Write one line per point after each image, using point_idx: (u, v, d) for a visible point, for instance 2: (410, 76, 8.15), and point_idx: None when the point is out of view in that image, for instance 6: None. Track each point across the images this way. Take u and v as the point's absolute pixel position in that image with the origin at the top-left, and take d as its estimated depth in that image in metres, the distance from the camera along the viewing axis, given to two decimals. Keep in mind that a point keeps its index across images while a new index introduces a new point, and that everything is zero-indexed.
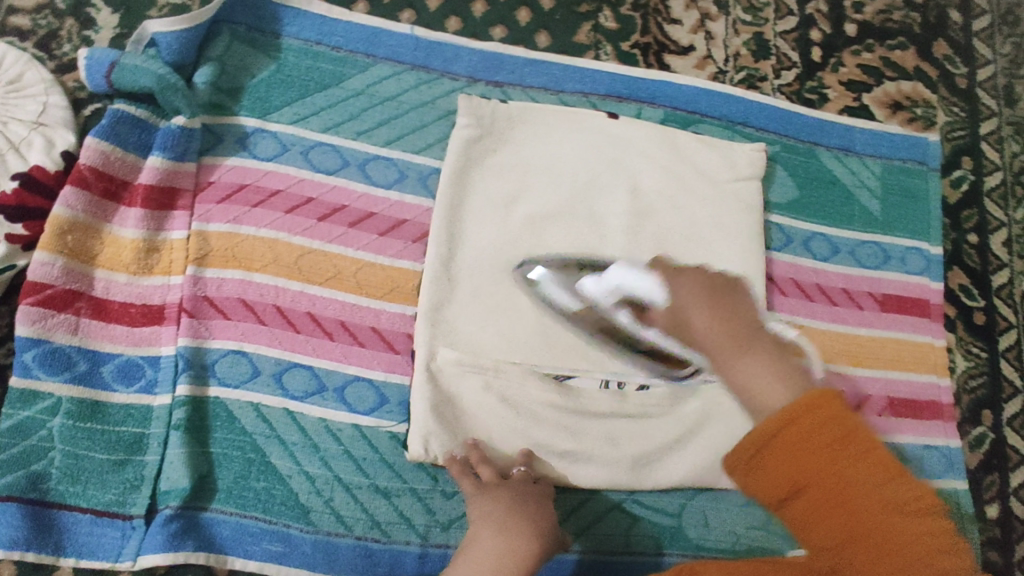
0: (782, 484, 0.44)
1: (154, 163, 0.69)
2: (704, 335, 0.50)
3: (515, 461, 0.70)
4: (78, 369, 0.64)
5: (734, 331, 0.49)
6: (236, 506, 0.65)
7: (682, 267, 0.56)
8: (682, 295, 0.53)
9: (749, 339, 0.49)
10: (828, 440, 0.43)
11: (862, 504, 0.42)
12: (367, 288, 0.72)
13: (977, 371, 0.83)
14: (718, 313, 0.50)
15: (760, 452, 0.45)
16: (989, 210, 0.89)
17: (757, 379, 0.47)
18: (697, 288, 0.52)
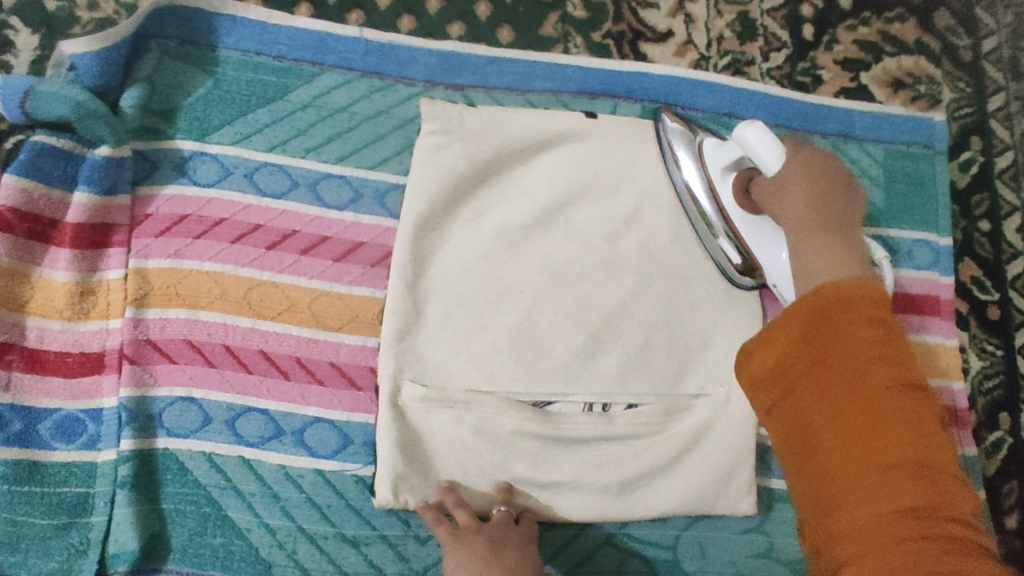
0: (793, 351, 0.50)
1: (81, 199, 0.64)
2: (797, 209, 0.59)
3: (493, 500, 0.65)
4: (13, 429, 0.60)
5: (823, 215, 0.58)
6: (192, 566, 0.61)
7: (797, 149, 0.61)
8: (787, 174, 0.60)
9: (829, 224, 0.58)
10: (856, 321, 0.48)
11: (872, 374, 0.47)
12: (324, 319, 0.66)
13: (993, 370, 0.77)
14: (814, 195, 0.59)
15: (785, 325, 0.51)
16: (1001, 193, 0.82)
17: (814, 257, 0.57)
18: (801, 172, 0.60)
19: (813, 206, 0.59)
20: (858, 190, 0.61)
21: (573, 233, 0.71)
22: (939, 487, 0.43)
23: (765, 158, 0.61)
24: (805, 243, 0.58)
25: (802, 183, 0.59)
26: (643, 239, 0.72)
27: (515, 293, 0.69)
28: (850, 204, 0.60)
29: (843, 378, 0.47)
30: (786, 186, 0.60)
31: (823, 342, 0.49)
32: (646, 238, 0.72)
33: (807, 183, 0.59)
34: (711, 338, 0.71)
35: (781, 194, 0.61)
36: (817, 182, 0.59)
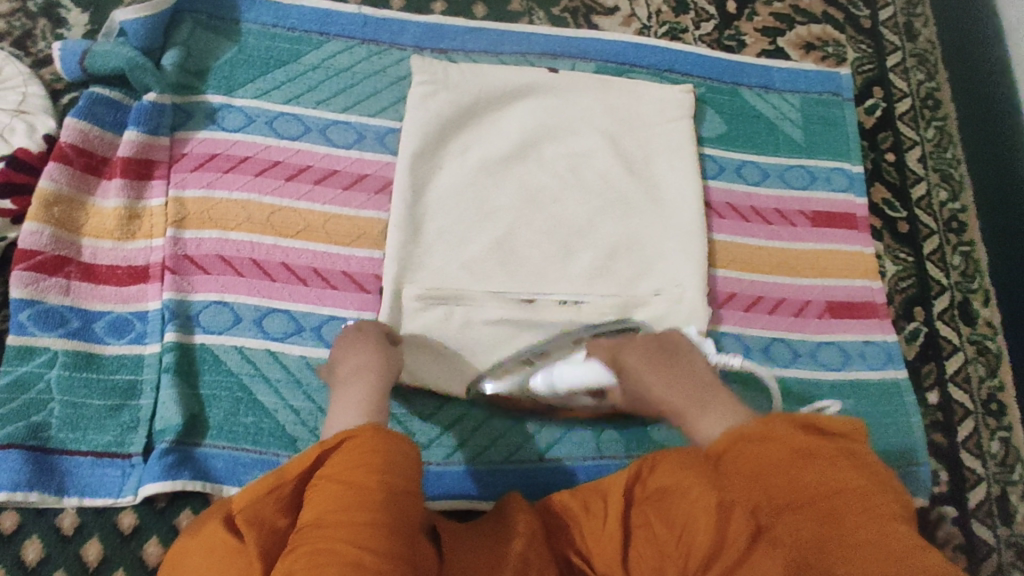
0: (744, 472, 0.53)
1: (132, 137, 0.76)
2: (659, 384, 0.66)
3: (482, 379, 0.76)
4: (72, 325, 0.70)
5: (697, 394, 0.62)
6: (228, 440, 0.70)
7: (620, 349, 0.72)
8: (634, 363, 0.69)
9: (701, 402, 0.62)
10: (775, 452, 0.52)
11: (803, 483, 0.50)
12: (336, 236, 0.78)
13: (906, 273, 0.90)
14: (660, 375, 0.66)
15: (729, 455, 0.54)
16: (902, 131, 0.97)
17: (712, 422, 0.59)
18: (642, 356, 0.69)
19: (682, 391, 0.63)
20: (693, 350, 0.70)
21: (544, 165, 0.84)
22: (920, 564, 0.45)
23: (580, 378, 0.74)
24: (721, 418, 0.59)
25: (646, 367, 0.68)
26: (602, 170, 0.85)
27: (497, 213, 0.81)
28: (692, 360, 0.67)
29: (796, 475, 0.51)
30: (642, 373, 0.68)
31: (791, 451, 0.52)
32: (604, 168, 0.85)
33: (652, 369, 0.67)
34: (664, 248, 0.84)
35: (650, 369, 0.67)
36: (656, 359, 0.68)
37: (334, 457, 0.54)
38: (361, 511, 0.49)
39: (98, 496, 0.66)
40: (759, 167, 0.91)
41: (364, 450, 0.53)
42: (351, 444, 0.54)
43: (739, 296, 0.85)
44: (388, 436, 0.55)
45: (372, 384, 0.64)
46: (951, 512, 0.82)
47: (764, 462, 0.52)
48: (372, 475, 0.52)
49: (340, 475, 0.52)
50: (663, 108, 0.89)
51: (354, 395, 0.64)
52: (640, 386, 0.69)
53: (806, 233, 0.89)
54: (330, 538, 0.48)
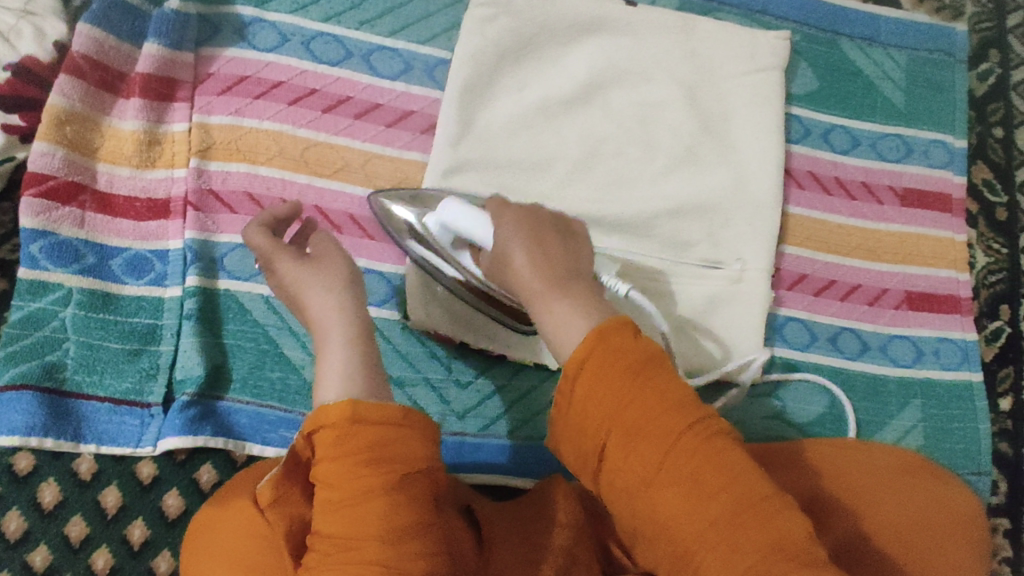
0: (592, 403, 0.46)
1: (151, 50, 0.67)
2: (527, 272, 0.52)
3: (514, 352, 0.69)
4: (87, 261, 0.64)
5: (556, 273, 0.51)
6: (252, 396, 0.65)
7: (504, 211, 0.56)
8: (505, 231, 0.54)
9: (564, 282, 0.51)
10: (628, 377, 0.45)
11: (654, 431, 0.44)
12: (375, 179, 0.71)
13: (997, 267, 0.82)
14: (535, 256, 0.52)
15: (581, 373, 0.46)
16: (1016, 103, 0.86)
17: (562, 317, 0.49)
18: (518, 227, 0.54)
19: (546, 271, 0.51)
20: (585, 239, 0.56)
21: (609, 114, 0.75)
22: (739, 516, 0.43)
23: (472, 223, 0.58)
24: (565, 317, 0.49)
25: (521, 235, 0.53)
26: (674, 123, 0.75)
27: (553, 162, 0.73)
28: (575, 244, 0.54)
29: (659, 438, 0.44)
30: (506, 245, 0.53)
31: (632, 388, 0.45)
32: (676, 121, 0.75)
33: (525, 244, 0.53)
34: (734, 218, 0.75)
35: (500, 247, 0.54)
36: (536, 231, 0.54)
37: (321, 442, 0.47)
38: (376, 523, 0.45)
39: (115, 444, 0.63)
40: (849, 133, 0.81)
41: (352, 439, 0.46)
42: (332, 431, 0.46)
43: (810, 278, 0.77)
44: (373, 416, 0.47)
45: (352, 333, 0.53)
46: (1006, 525, 0.77)
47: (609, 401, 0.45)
48: (365, 468, 0.45)
49: (334, 476, 0.46)
50: (751, 57, 0.78)
51: (341, 344, 0.53)
52: (508, 273, 0.53)
53: (893, 212, 0.80)
54: (355, 555, 0.44)
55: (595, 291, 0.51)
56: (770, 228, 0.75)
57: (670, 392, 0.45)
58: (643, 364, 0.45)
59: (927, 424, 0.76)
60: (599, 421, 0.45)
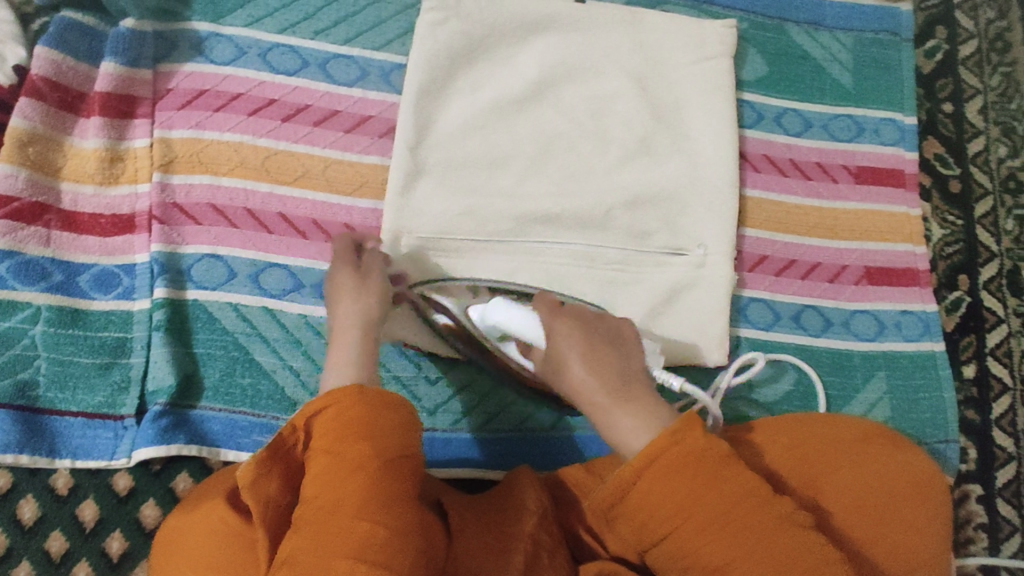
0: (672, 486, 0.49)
1: (109, 69, 0.68)
2: (586, 375, 0.56)
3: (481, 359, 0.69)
4: (54, 279, 0.65)
5: (619, 386, 0.55)
6: (224, 403, 0.66)
7: (560, 317, 0.59)
8: (563, 342, 0.58)
9: (628, 397, 0.55)
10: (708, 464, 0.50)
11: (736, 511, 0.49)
12: (336, 184, 0.72)
13: (953, 238, 0.84)
14: (596, 366, 0.56)
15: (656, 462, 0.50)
16: (964, 77, 0.88)
17: (625, 425, 0.54)
18: (580, 340, 0.57)
19: (609, 386, 0.55)
20: (639, 351, 0.59)
21: (564, 109, 0.77)
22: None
23: (525, 326, 0.61)
24: (629, 423, 0.54)
25: (577, 346, 0.57)
26: (628, 114, 0.77)
27: (511, 158, 0.74)
28: (632, 351, 0.58)
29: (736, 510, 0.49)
30: (567, 353, 0.57)
31: (711, 477, 0.49)
32: (630, 112, 0.77)
33: (583, 356, 0.56)
34: (691, 205, 0.77)
35: (555, 355, 0.58)
36: (595, 341, 0.57)
37: (321, 420, 0.51)
38: (365, 486, 0.48)
39: (90, 458, 0.63)
40: (802, 116, 0.83)
41: (353, 416, 0.51)
42: (335, 409, 0.51)
43: (770, 259, 0.79)
44: (374, 398, 0.52)
45: (365, 330, 0.60)
46: (976, 491, 0.78)
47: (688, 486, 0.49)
48: (361, 442, 0.50)
49: (327, 444, 0.50)
50: (700, 46, 0.80)
51: (347, 340, 0.59)
52: (565, 377, 0.57)
53: (849, 191, 0.82)
54: (338, 519, 0.46)
55: (657, 402, 0.56)
56: (728, 211, 0.77)
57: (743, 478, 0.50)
58: (714, 454, 0.50)
59: (893, 395, 0.78)
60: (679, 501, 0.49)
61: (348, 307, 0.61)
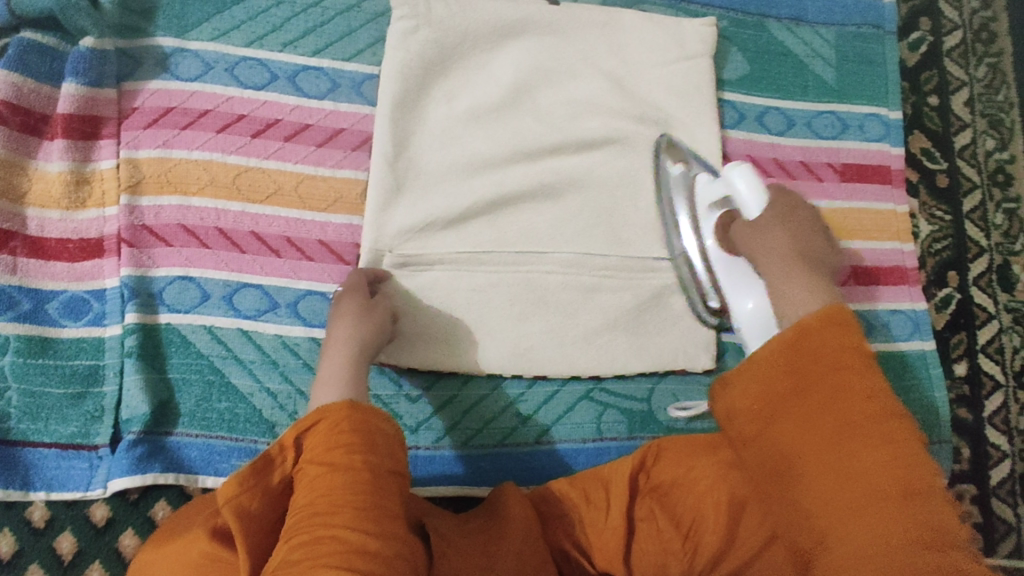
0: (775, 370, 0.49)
1: (70, 90, 0.67)
2: (778, 243, 0.59)
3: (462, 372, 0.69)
4: (22, 308, 0.63)
5: (810, 263, 0.57)
6: (201, 428, 0.65)
7: (793, 210, 0.62)
8: (772, 216, 0.61)
9: (812, 268, 0.56)
10: (827, 351, 0.47)
11: (835, 399, 0.46)
12: (309, 200, 0.70)
13: (942, 234, 0.82)
14: (794, 240, 0.59)
15: (779, 343, 0.50)
16: (949, 69, 0.86)
17: (790, 291, 0.55)
18: (789, 219, 0.61)
19: (801, 255, 0.57)
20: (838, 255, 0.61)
21: (542, 115, 0.75)
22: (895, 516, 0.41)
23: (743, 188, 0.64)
24: (788, 287, 0.55)
25: (786, 224, 0.60)
26: (608, 116, 0.76)
27: (490, 168, 0.73)
28: (832, 253, 0.60)
29: (829, 409, 0.46)
30: (771, 231, 0.60)
31: (812, 368, 0.47)
32: (610, 115, 0.76)
33: (786, 228, 0.60)
34: None
35: (767, 227, 0.61)
36: (798, 224, 0.60)
37: (310, 438, 0.51)
38: (355, 495, 0.47)
39: (65, 489, 0.62)
40: (784, 114, 0.81)
41: (343, 430, 0.50)
42: (327, 422, 0.51)
43: None
44: (364, 412, 0.52)
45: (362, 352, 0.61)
46: (970, 491, 0.77)
47: (795, 363, 0.48)
48: (352, 454, 0.49)
49: (318, 454, 0.49)
50: (677, 45, 0.78)
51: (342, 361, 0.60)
52: (761, 244, 0.60)
53: (834, 189, 0.80)
54: (327, 528, 0.45)
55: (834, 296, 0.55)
56: None
57: (858, 385, 0.46)
58: (854, 359, 0.47)
59: None
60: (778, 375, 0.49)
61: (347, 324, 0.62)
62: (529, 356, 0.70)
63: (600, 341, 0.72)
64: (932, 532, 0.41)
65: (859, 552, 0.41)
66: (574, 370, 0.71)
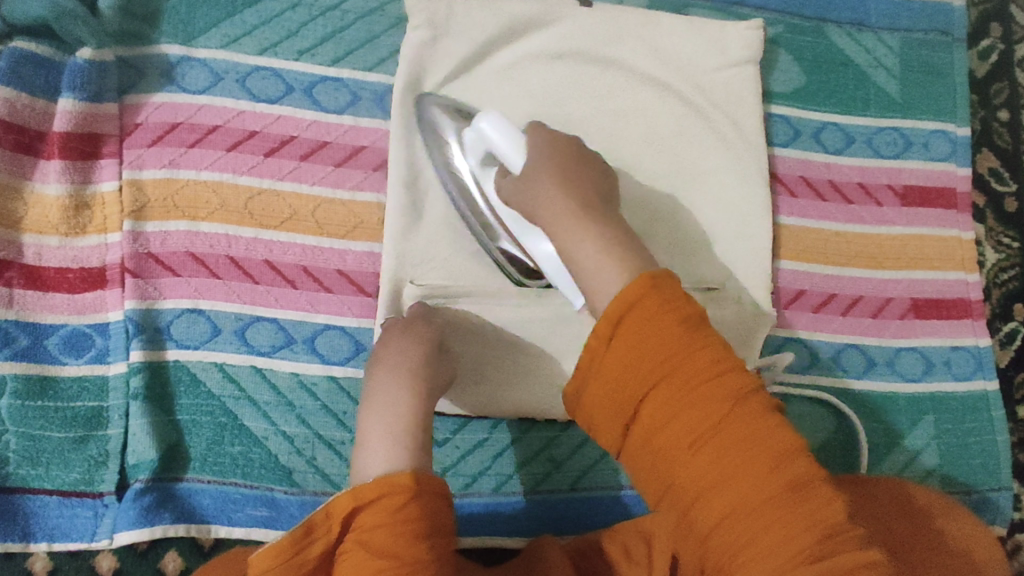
0: (619, 372, 0.43)
1: (67, 106, 0.61)
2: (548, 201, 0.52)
3: (493, 414, 0.65)
4: (20, 345, 0.59)
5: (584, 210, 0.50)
6: (213, 474, 0.60)
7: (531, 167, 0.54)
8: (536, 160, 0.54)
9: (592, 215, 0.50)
10: (657, 335, 0.42)
11: (689, 396, 0.41)
12: (328, 227, 0.65)
13: (1009, 264, 0.76)
14: (560, 184, 0.52)
15: (611, 336, 0.44)
16: (1021, 80, 0.79)
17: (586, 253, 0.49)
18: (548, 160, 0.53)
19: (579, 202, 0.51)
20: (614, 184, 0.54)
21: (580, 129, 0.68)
22: (779, 527, 0.38)
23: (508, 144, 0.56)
24: (583, 252, 0.49)
25: (549, 173, 0.53)
26: (651, 132, 0.69)
27: None
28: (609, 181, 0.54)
29: (686, 420, 0.41)
30: (542, 189, 0.52)
31: (652, 364, 0.42)
32: (653, 130, 0.69)
33: (551, 176, 0.52)
34: (726, 234, 0.69)
35: (530, 186, 0.53)
36: (566, 169, 0.53)
37: (367, 515, 0.44)
38: None
39: (68, 540, 0.58)
40: (842, 130, 0.74)
41: (408, 512, 0.44)
42: (389, 499, 0.44)
43: (810, 293, 0.71)
44: (430, 490, 0.45)
45: (424, 394, 0.53)
46: None
47: (632, 357, 0.43)
48: (419, 541, 0.43)
49: (378, 537, 0.43)
50: (727, 52, 0.72)
51: (395, 404, 0.52)
52: (536, 203, 0.53)
53: (895, 214, 0.74)
54: None
55: (625, 231, 0.50)
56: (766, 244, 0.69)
57: (705, 372, 0.41)
58: (689, 336, 0.42)
59: (941, 441, 0.71)
60: (620, 379, 0.43)
61: (404, 361, 0.54)
62: (561, 397, 0.65)
63: None
64: (822, 526, 0.38)
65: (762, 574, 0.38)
66: None
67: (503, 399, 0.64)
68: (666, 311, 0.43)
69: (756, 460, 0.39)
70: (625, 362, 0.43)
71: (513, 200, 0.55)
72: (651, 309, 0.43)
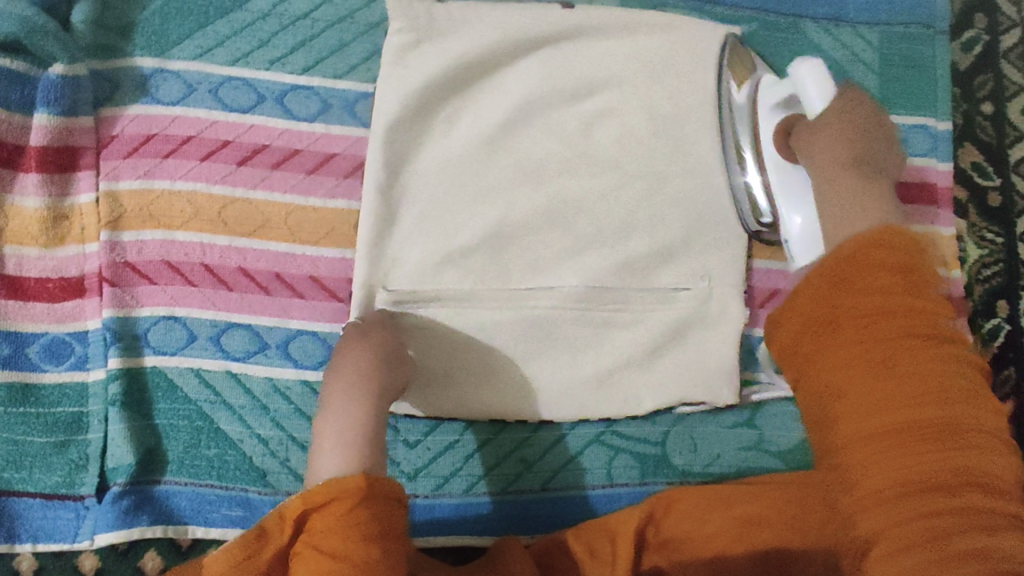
0: (823, 310, 0.49)
1: (44, 121, 0.63)
2: (840, 151, 0.58)
3: (462, 416, 0.65)
4: (2, 353, 0.61)
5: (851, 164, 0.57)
6: (189, 476, 0.62)
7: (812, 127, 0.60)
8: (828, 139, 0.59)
9: (863, 162, 0.58)
10: (880, 272, 0.48)
11: (887, 329, 0.46)
12: (300, 233, 0.66)
13: (992, 259, 0.75)
14: (843, 141, 0.58)
15: (840, 275, 0.49)
16: (1006, 72, 0.77)
17: (845, 206, 0.57)
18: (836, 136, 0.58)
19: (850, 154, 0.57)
20: (895, 158, 0.59)
21: (552, 131, 0.68)
22: (949, 448, 0.45)
23: None
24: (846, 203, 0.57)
25: (839, 133, 0.58)
26: (624, 132, 0.69)
27: (497, 194, 0.67)
28: (891, 151, 0.59)
29: (865, 348, 0.46)
30: (815, 149, 0.59)
31: (880, 293, 0.47)
32: (626, 131, 0.69)
33: (841, 136, 0.58)
34: (696, 233, 0.69)
35: (817, 134, 0.59)
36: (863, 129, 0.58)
37: (317, 519, 0.46)
38: None
39: (52, 541, 0.60)
40: None
41: (356, 516, 0.46)
42: (338, 504, 0.46)
43: (783, 292, 0.71)
44: (378, 495, 0.47)
45: (377, 401, 0.55)
46: None
47: (851, 299, 0.48)
48: (366, 544, 0.45)
49: (326, 540, 0.45)
50: (703, 50, 0.71)
51: (348, 412, 0.54)
52: (810, 151, 0.60)
53: None
54: None
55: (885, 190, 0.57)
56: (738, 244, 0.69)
57: (924, 299, 0.47)
58: (920, 276, 0.48)
59: None
60: (825, 316, 0.48)
61: (358, 371, 0.56)
62: (530, 398, 0.66)
63: (612, 382, 0.67)
64: (959, 466, 0.44)
65: (899, 488, 0.44)
66: (581, 415, 0.66)
67: (470, 400, 0.65)
68: (918, 252, 0.49)
69: (952, 391, 0.46)
70: (859, 294, 0.48)
71: (805, 138, 0.60)
72: (887, 240, 0.49)
